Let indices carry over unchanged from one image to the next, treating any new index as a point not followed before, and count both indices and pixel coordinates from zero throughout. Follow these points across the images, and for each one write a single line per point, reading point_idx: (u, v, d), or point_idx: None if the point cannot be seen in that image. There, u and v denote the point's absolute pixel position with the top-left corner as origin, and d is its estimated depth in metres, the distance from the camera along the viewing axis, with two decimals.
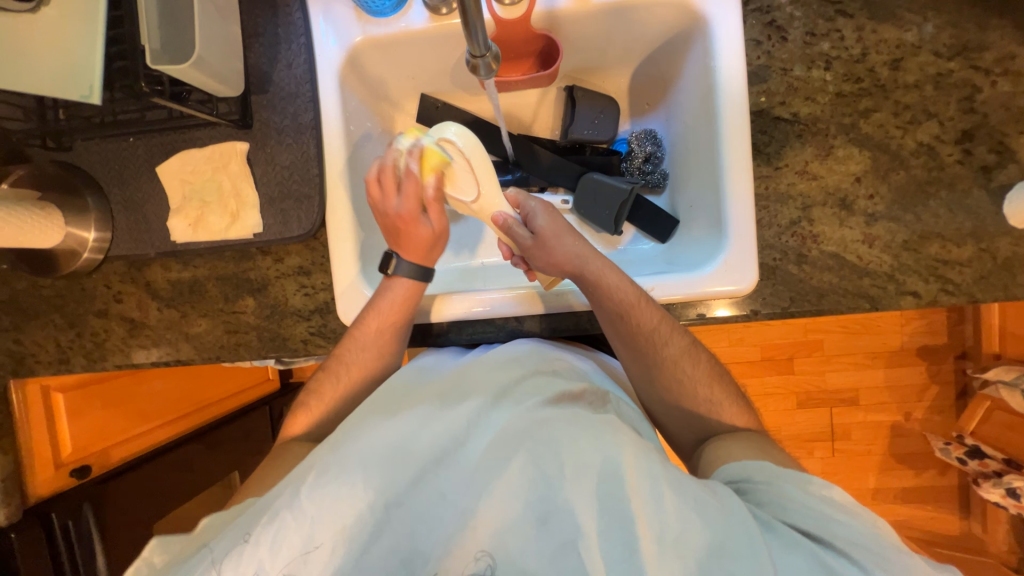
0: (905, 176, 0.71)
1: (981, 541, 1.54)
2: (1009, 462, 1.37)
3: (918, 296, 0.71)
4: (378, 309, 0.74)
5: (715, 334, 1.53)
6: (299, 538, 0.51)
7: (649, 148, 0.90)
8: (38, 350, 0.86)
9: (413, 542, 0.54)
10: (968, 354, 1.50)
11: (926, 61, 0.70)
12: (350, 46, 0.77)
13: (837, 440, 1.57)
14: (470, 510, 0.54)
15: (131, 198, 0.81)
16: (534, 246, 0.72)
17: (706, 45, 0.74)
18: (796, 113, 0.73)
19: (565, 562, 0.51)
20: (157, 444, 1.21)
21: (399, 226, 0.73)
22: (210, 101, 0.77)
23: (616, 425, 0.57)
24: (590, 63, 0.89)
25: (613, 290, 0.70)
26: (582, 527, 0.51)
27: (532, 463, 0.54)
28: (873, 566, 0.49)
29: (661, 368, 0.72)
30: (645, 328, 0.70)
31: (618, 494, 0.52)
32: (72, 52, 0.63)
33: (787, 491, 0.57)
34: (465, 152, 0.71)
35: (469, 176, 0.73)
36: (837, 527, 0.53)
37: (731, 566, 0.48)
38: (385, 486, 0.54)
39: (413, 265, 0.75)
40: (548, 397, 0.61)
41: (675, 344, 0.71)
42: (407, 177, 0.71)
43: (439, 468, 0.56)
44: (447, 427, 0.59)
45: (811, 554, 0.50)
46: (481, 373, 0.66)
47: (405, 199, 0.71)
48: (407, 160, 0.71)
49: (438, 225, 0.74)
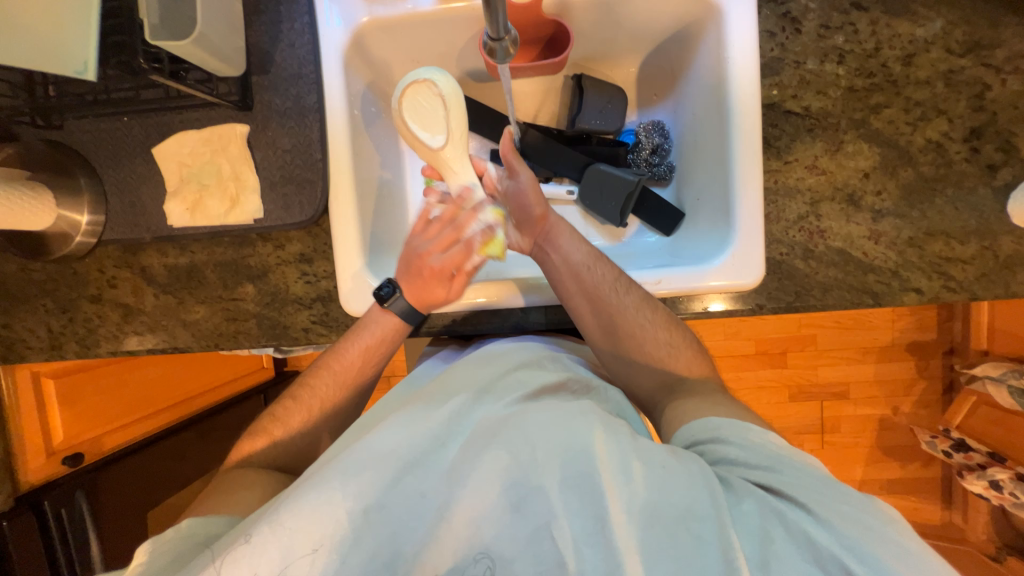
0: (912, 173, 0.71)
1: (961, 531, 1.59)
2: (993, 454, 1.38)
3: (921, 293, 0.72)
4: (361, 342, 0.74)
5: (711, 329, 1.55)
6: (277, 548, 0.49)
7: (657, 139, 0.89)
8: (29, 335, 0.84)
9: (393, 544, 0.51)
10: (956, 350, 1.53)
11: (937, 57, 0.70)
12: (355, 26, 0.74)
13: (827, 433, 1.60)
14: (449, 501, 0.52)
15: (126, 179, 0.78)
16: (511, 189, 0.74)
17: (718, 35, 0.73)
18: (807, 107, 0.72)
19: (541, 548, 0.49)
20: (144, 434, 1.18)
21: (424, 275, 0.72)
22: (210, 80, 0.74)
23: (589, 410, 0.57)
24: (599, 52, 0.87)
25: (574, 246, 0.73)
26: (556, 509, 0.50)
27: (508, 452, 0.53)
28: (817, 505, 0.49)
29: (626, 320, 0.71)
30: (607, 279, 0.71)
31: (589, 472, 0.51)
32: (66, 26, 0.60)
33: (731, 444, 0.57)
34: (445, 97, 0.66)
35: (439, 113, 0.67)
36: (781, 472, 0.53)
37: (698, 530, 0.48)
38: (363, 489, 0.52)
39: (409, 308, 0.73)
40: (528, 391, 0.60)
41: (635, 290, 0.71)
42: (461, 245, 0.71)
43: (417, 466, 0.54)
44: (426, 428, 0.57)
45: (762, 502, 0.50)
46: (462, 372, 0.65)
47: (445, 257, 0.71)
48: (476, 229, 0.71)
49: (456, 292, 0.74)
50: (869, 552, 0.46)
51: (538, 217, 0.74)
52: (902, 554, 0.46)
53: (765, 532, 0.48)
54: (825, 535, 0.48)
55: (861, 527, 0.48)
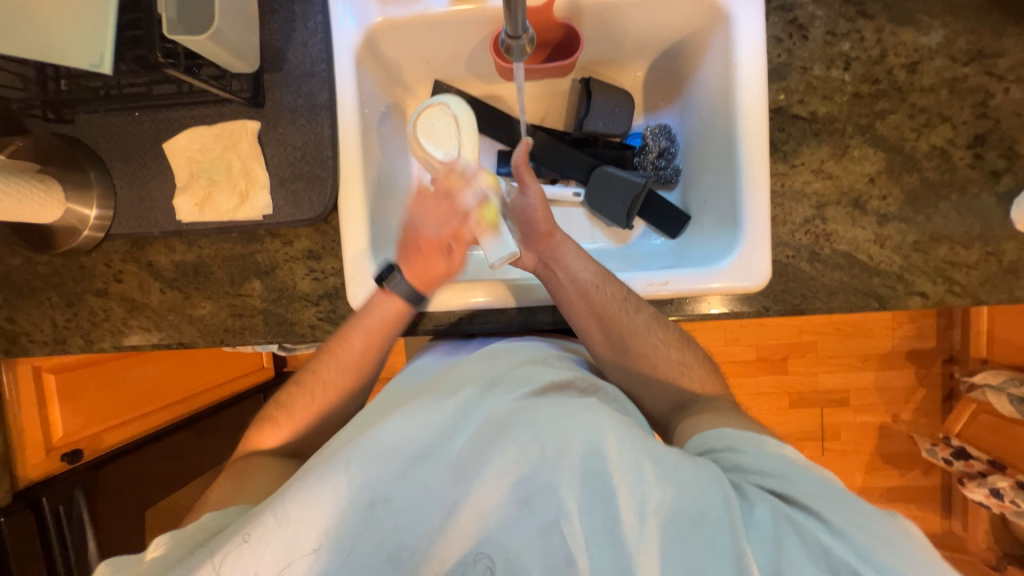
0: (917, 178, 0.72)
1: (961, 540, 1.59)
2: (993, 463, 1.39)
3: (926, 297, 0.73)
4: (363, 329, 0.73)
5: (712, 333, 1.55)
6: (285, 538, 0.49)
7: (663, 143, 0.90)
8: (33, 329, 0.83)
9: (398, 538, 0.51)
10: (955, 358, 1.54)
11: (941, 65, 0.72)
12: (368, 26, 0.75)
13: (827, 440, 1.60)
14: (458, 499, 0.52)
15: (136, 174, 0.79)
16: (519, 205, 0.76)
17: (726, 40, 0.74)
18: (814, 112, 0.73)
19: (551, 545, 0.49)
20: (142, 432, 1.17)
21: (423, 247, 0.73)
22: (223, 77, 0.75)
23: (599, 408, 0.56)
24: (608, 56, 0.88)
25: (581, 266, 0.73)
26: (566, 508, 0.50)
27: (518, 448, 0.52)
28: (833, 515, 0.49)
29: (637, 339, 0.71)
30: (615, 298, 0.71)
31: (601, 472, 0.50)
32: (82, 21, 0.60)
33: (748, 453, 0.57)
34: (458, 118, 0.74)
35: (450, 131, 0.74)
36: (797, 482, 0.53)
37: (710, 535, 0.48)
38: (368, 480, 0.52)
39: (411, 287, 0.72)
40: (535, 387, 0.60)
41: (645, 310, 0.72)
42: (457, 213, 0.72)
43: (423, 461, 0.53)
44: (432, 420, 0.56)
45: (776, 509, 0.50)
46: (469, 368, 0.65)
47: (441, 227, 0.73)
48: (469, 198, 0.71)
49: (455, 266, 0.75)
50: (884, 561, 0.46)
51: (545, 234, 0.75)
52: (917, 565, 0.46)
53: (778, 539, 0.48)
54: (839, 543, 0.48)
55: (875, 535, 0.48)
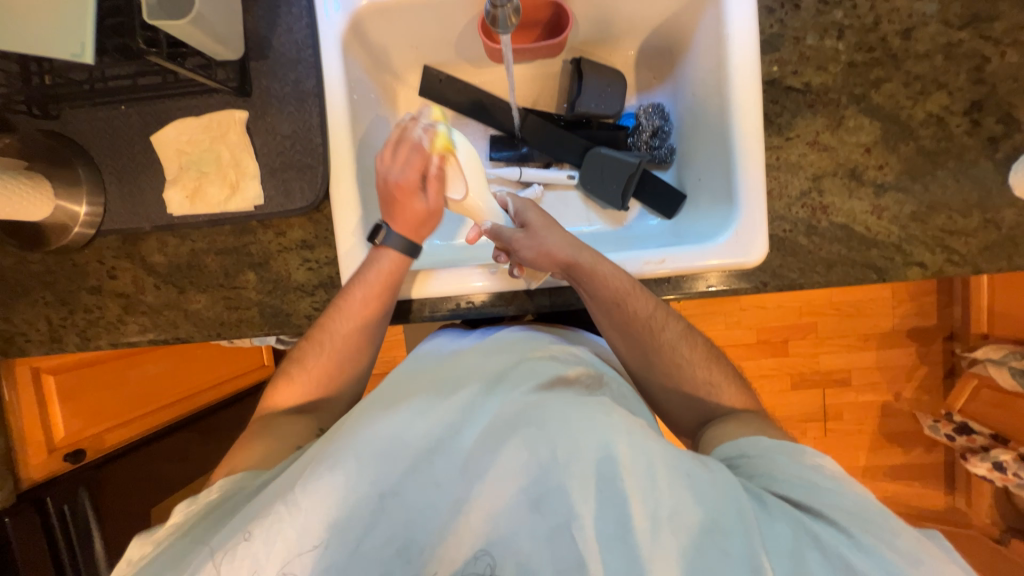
0: (913, 147, 0.71)
1: (964, 515, 1.60)
2: (996, 437, 1.39)
3: (925, 268, 0.72)
4: (363, 279, 0.72)
5: (712, 317, 1.55)
6: (293, 528, 0.48)
7: (657, 122, 0.89)
8: (29, 329, 0.83)
9: (408, 532, 0.50)
10: (956, 335, 1.53)
11: (936, 31, 0.71)
12: (353, 10, 0.74)
13: (829, 420, 1.61)
14: (466, 498, 0.50)
15: (125, 169, 0.78)
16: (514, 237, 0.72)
17: (718, 13, 0.72)
18: (808, 83, 0.72)
19: (561, 547, 0.47)
20: (146, 431, 1.16)
21: (395, 195, 0.71)
22: (208, 67, 0.74)
23: (610, 408, 0.56)
24: (599, 35, 0.87)
25: (607, 280, 0.70)
26: (578, 511, 0.48)
27: (527, 447, 0.51)
28: (859, 532, 0.49)
29: (655, 339, 0.72)
30: (641, 310, 0.70)
31: (613, 476, 0.49)
32: (61, 10, 0.59)
33: (779, 462, 0.58)
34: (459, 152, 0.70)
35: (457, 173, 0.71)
36: (826, 496, 0.53)
37: (723, 543, 0.47)
38: (378, 474, 0.51)
39: (404, 239, 0.73)
40: (542, 380, 0.60)
41: (672, 327, 0.73)
42: (415, 151, 0.70)
43: (434, 456, 0.53)
44: (441, 415, 0.56)
45: (798, 523, 0.50)
46: (472, 364, 0.66)
47: (406, 168, 0.70)
48: (420, 133, 0.69)
49: (433, 203, 0.73)
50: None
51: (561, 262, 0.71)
52: None
53: (798, 552, 0.47)
54: (862, 560, 0.47)
55: (907, 557, 0.47)
